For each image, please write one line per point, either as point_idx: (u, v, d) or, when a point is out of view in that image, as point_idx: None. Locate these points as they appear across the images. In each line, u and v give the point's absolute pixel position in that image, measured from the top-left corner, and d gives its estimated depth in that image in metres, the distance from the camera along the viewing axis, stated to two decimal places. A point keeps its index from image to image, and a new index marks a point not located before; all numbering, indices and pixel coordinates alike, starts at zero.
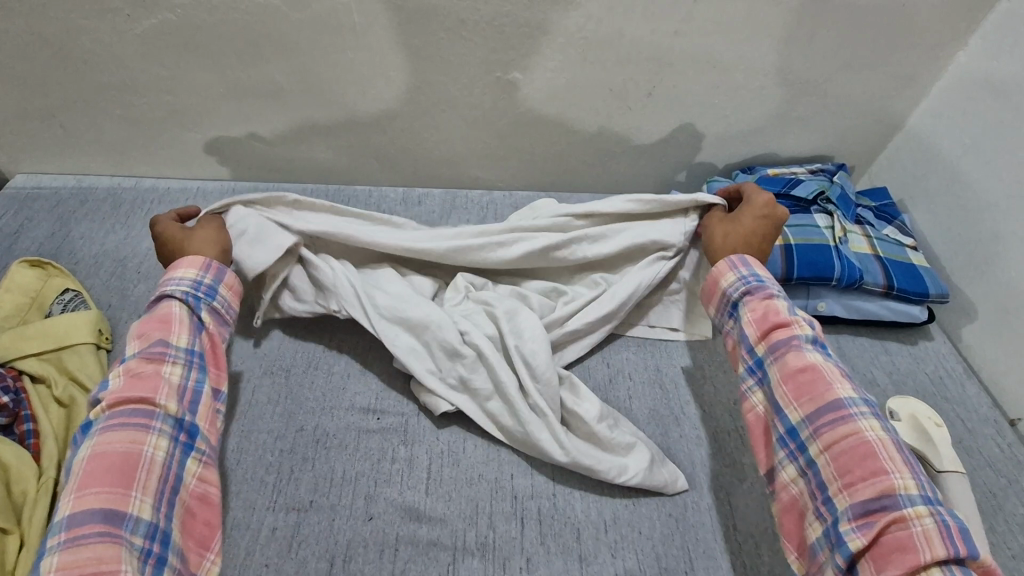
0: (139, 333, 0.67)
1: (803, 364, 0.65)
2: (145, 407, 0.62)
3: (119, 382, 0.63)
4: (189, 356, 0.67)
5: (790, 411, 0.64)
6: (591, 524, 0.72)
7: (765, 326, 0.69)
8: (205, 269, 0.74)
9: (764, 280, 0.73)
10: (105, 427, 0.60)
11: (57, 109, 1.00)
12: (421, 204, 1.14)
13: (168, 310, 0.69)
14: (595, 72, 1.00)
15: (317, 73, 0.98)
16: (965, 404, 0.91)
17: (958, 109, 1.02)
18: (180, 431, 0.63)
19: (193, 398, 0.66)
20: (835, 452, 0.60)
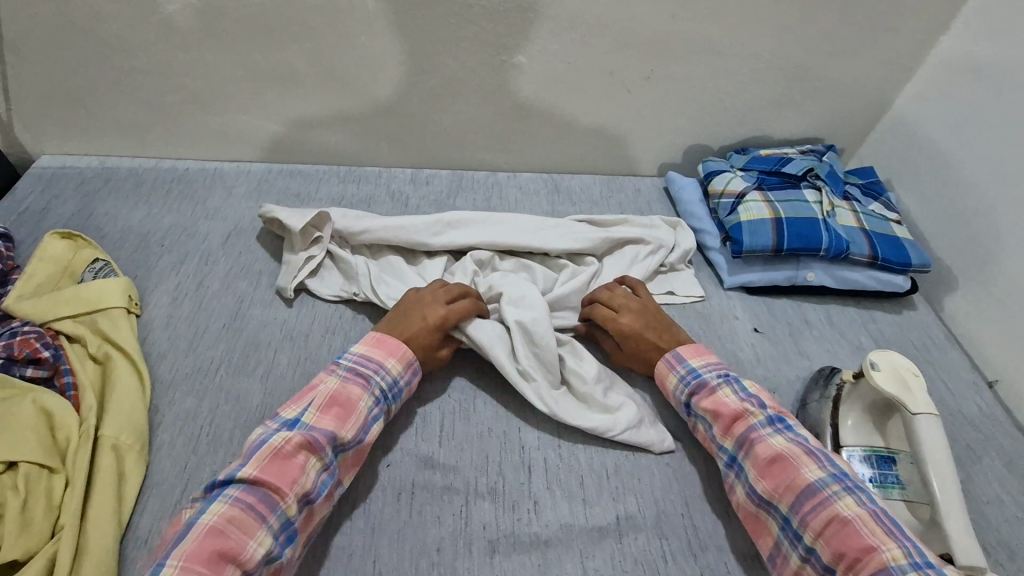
0: (318, 409, 0.68)
1: (770, 454, 0.69)
2: (275, 497, 0.61)
3: (269, 452, 0.63)
4: (335, 456, 0.68)
5: (776, 503, 0.67)
6: (594, 473, 0.77)
7: (724, 421, 0.74)
8: (408, 369, 0.77)
9: (702, 374, 0.79)
10: (234, 500, 0.60)
11: (83, 92, 1.05)
12: (428, 184, 1.19)
13: (354, 399, 0.71)
14: (596, 56, 1.05)
15: (332, 56, 1.03)
16: (947, 367, 0.96)
17: (941, 91, 1.07)
18: (286, 531, 0.62)
19: (316, 497, 0.65)
20: (826, 537, 0.62)
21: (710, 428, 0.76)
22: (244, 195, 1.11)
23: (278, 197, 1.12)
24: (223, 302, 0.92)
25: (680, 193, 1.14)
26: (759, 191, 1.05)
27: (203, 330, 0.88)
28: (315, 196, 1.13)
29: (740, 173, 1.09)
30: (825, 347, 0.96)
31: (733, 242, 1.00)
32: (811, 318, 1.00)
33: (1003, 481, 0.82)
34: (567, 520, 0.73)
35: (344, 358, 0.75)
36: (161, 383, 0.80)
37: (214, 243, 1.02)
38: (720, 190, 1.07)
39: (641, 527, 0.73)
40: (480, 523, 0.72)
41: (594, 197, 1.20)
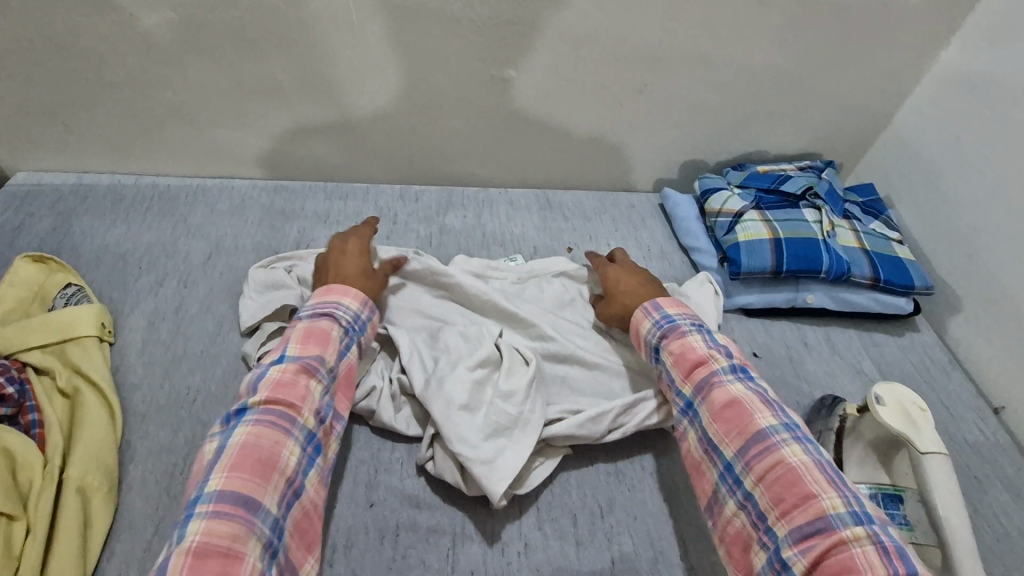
0: (300, 341, 0.69)
1: (727, 399, 0.68)
2: (291, 413, 0.64)
3: (273, 380, 0.65)
4: (330, 378, 0.69)
5: (723, 447, 0.66)
6: (587, 510, 0.74)
7: (687, 366, 0.73)
8: (364, 305, 0.78)
9: (676, 320, 0.78)
10: (257, 419, 0.62)
11: (59, 107, 1.01)
12: (418, 200, 1.16)
13: (327, 329, 0.72)
14: (590, 70, 1.02)
15: (316, 70, 0.99)
16: (950, 392, 0.94)
17: (941, 106, 1.05)
18: (311, 443, 0.65)
19: (325, 416, 0.67)
20: (768, 483, 0.61)
21: (669, 371, 0.75)
22: (227, 213, 1.07)
23: (262, 215, 1.08)
24: (202, 326, 0.88)
25: (676, 210, 1.12)
26: (756, 210, 1.02)
27: (181, 358, 0.84)
28: (300, 212, 1.10)
29: (737, 191, 1.06)
30: (826, 372, 0.93)
31: (731, 263, 0.97)
32: (811, 341, 0.97)
33: (1009, 513, 0.80)
34: (559, 562, 0.69)
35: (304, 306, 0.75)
36: (135, 416, 0.77)
37: (194, 263, 0.98)
38: (717, 209, 1.03)
39: (637, 569, 0.70)
40: (467, 567, 0.68)
41: (587, 213, 1.17)
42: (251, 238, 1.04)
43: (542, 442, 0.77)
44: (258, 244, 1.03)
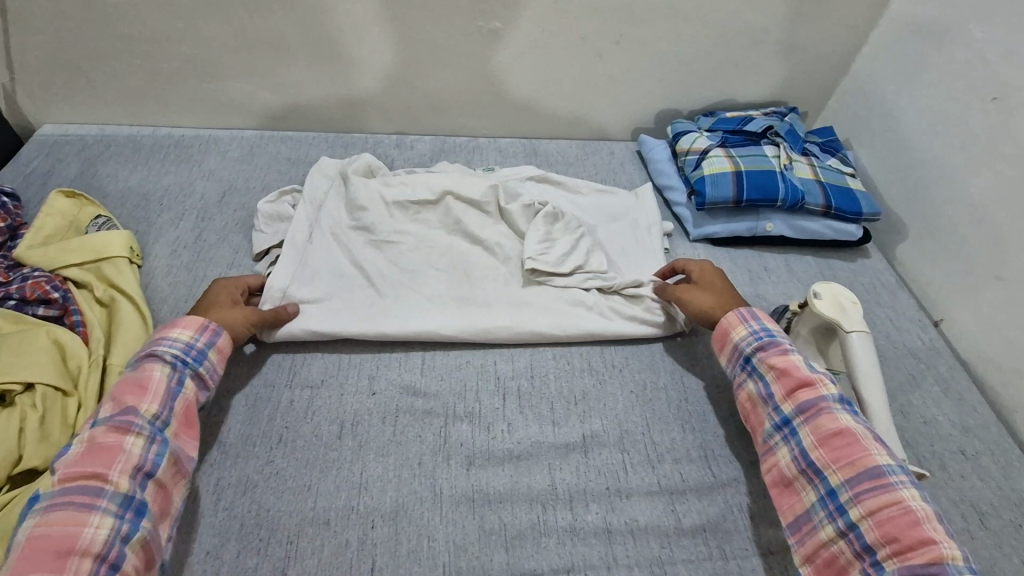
0: (112, 399, 0.67)
1: (835, 427, 0.69)
2: (97, 483, 0.61)
3: (77, 454, 0.63)
4: (155, 428, 0.67)
5: (827, 474, 0.68)
6: (563, 399, 0.84)
7: (791, 383, 0.74)
8: (201, 331, 0.75)
9: (775, 335, 0.79)
10: (49, 505, 0.59)
11: (82, 61, 1.10)
12: (413, 148, 1.25)
13: (148, 374, 0.69)
14: (569, 21, 1.11)
15: (316, 24, 1.08)
16: (895, 307, 1.03)
17: (893, 52, 1.13)
18: (131, 507, 0.62)
19: (153, 468, 0.65)
20: (878, 518, 0.63)
21: (768, 386, 0.76)
22: (237, 158, 1.17)
23: (269, 160, 1.18)
24: (219, 253, 0.98)
25: (651, 153, 1.21)
26: (722, 148, 1.11)
27: (202, 278, 0.94)
28: (304, 158, 1.19)
29: (706, 132, 1.16)
30: (782, 290, 1.03)
31: (697, 195, 1.06)
32: (771, 265, 1.07)
33: (939, 403, 0.90)
34: (537, 437, 0.80)
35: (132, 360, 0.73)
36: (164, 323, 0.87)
37: (210, 202, 1.08)
38: (686, 148, 1.13)
39: (606, 443, 0.80)
40: (458, 441, 0.78)
41: (570, 159, 1.27)
42: (260, 180, 1.13)
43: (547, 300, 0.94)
44: (267, 185, 1.13)
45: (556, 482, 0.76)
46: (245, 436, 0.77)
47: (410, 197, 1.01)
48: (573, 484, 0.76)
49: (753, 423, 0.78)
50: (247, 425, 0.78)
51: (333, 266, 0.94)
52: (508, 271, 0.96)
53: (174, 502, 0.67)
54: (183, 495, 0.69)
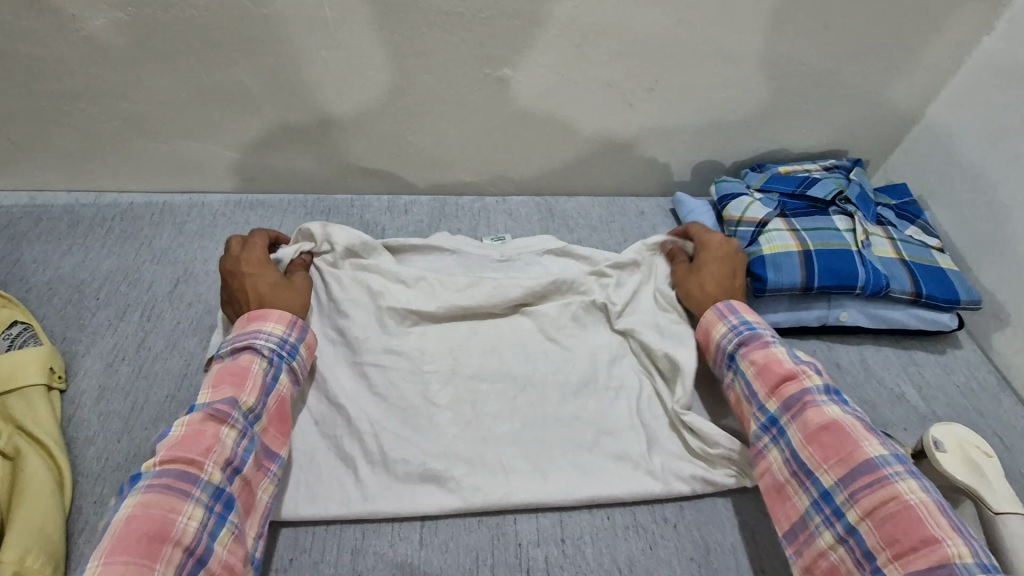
0: (212, 387, 0.64)
1: (823, 420, 0.64)
2: (192, 471, 0.57)
3: (175, 437, 0.59)
4: (248, 422, 0.64)
5: (819, 474, 0.62)
6: (603, 574, 0.66)
7: (774, 379, 0.69)
8: (291, 327, 0.73)
9: (756, 328, 0.75)
10: (149, 485, 0.55)
11: (3, 122, 0.91)
12: (407, 212, 1.06)
13: (247, 365, 0.67)
14: (593, 67, 0.91)
15: (288, 74, 0.89)
16: (999, 418, 0.85)
17: (983, 99, 0.94)
18: (221, 500, 0.58)
19: (242, 463, 0.61)
20: (878, 518, 0.57)
21: (750, 384, 0.72)
22: (197, 233, 0.98)
23: (235, 234, 0.99)
24: (166, 366, 0.79)
25: (691, 217, 1.02)
26: (782, 218, 0.92)
27: (142, 404, 0.75)
28: (277, 230, 1.00)
29: (759, 196, 0.96)
30: (861, 398, 0.84)
31: (755, 279, 0.87)
32: (844, 363, 0.88)
33: None
34: None
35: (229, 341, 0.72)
36: (87, 477, 0.68)
37: (159, 293, 0.88)
38: (737, 217, 0.94)
39: None
40: None
41: (592, 223, 1.08)
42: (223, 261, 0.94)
43: (575, 441, 0.75)
44: None
45: None
46: None
47: (408, 305, 0.84)
48: None
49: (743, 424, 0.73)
50: None
51: (311, 411, 0.75)
52: (525, 400, 0.78)
53: (261, 496, 0.64)
54: (271, 492, 0.65)
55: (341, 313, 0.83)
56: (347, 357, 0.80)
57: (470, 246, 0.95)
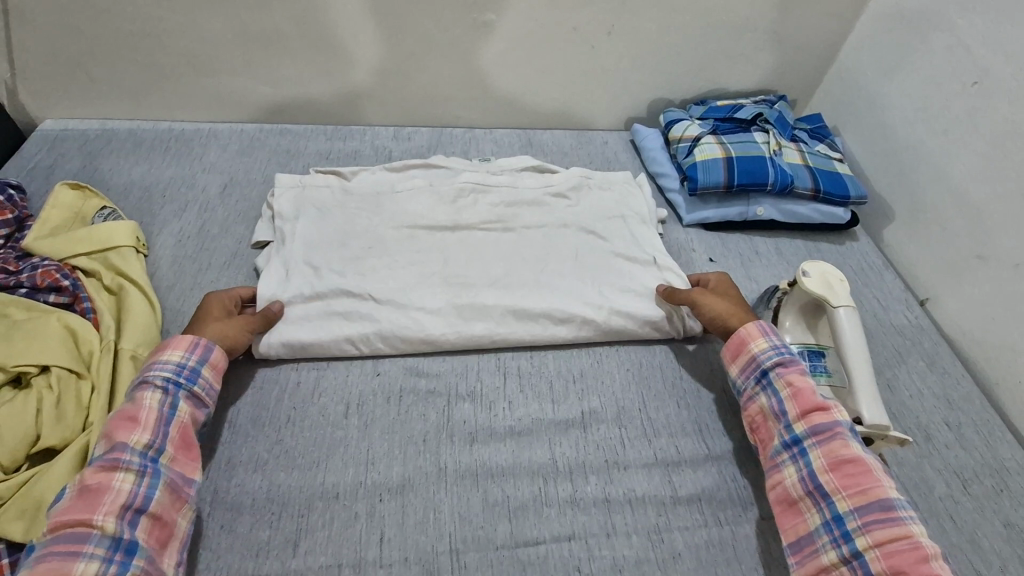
0: (105, 437, 0.65)
1: (847, 454, 0.69)
2: (82, 529, 0.59)
3: (70, 498, 0.61)
4: (147, 459, 0.65)
5: (835, 499, 0.67)
6: (562, 377, 0.87)
7: (805, 405, 0.73)
8: (192, 349, 0.74)
9: (793, 354, 0.79)
10: (38, 555, 0.57)
11: (83, 57, 1.12)
12: (410, 140, 1.27)
13: (139, 405, 0.68)
14: (561, 13, 1.13)
15: (313, 17, 1.10)
16: (882, 287, 1.07)
17: (877, 40, 1.16)
18: (120, 548, 0.59)
19: (144, 504, 0.62)
20: (886, 550, 0.63)
21: (782, 402, 0.75)
22: (238, 152, 1.19)
23: (269, 153, 1.20)
24: (222, 243, 1.00)
25: (644, 142, 1.24)
26: (713, 135, 1.14)
27: (207, 267, 0.96)
28: (304, 151, 1.21)
29: (697, 121, 1.19)
30: (772, 273, 1.06)
31: (689, 180, 1.09)
32: (761, 249, 1.10)
33: (924, 378, 0.93)
34: (537, 414, 0.83)
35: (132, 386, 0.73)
36: (171, 311, 0.90)
37: (212, 194, 1.09)
38: (678, 136, 1.16)
39: (603, 419, 0.83)
40: (461, 419, 0.81)
41: (564, 149, 1.29)
42: (261, 172, 1.15)
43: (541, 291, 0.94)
44: (268, 177, 1.15)
45: (556, 455, 0.79)
46: (254, 417, 0.79)
47: (409, 220, 1.00)
48: (572, 458, 0.79)
49: (762, 438, 0.77)
50: (255, 407, 0.80)
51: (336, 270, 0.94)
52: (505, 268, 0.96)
53: (179, 532, 0.65)
54: (190, 516, 0.67)
55: (354, 206, 1.02)
56: (361, 229, 0.98)
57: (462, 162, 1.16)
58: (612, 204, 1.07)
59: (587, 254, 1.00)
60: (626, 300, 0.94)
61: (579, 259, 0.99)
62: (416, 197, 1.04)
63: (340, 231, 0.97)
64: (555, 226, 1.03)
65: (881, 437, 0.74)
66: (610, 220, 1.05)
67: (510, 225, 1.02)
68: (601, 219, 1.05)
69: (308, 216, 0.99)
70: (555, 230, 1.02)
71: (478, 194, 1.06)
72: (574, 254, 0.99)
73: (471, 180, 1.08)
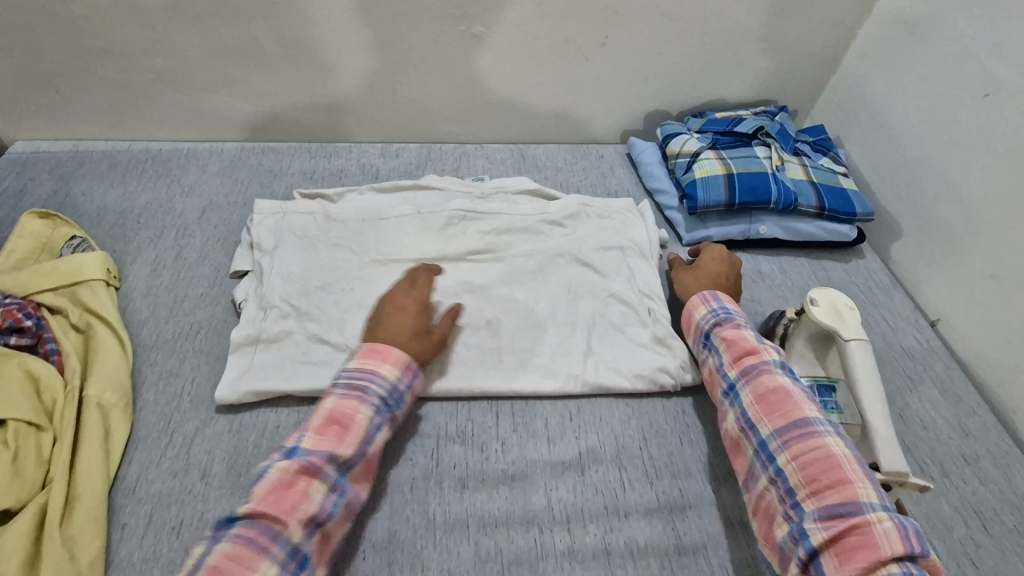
0: (314, 435, 0.67)
1: (771, 386, 0.73)
2: (277, 526, 0.60)
3: (269, 487, 0.63)
4: (338, 474, 0.66)
5: (760, 428, 0.71)
6: (557, 415, 0.82)
7: (737, 351, 0.78)
8: (405, 372, 0.75)
9: (733, 313, 0.83)
10: (232, 538, 0.59)
11: (53, 75, 1.06)
12: (398, 156, 1.22)
13: (350, 414, 0.69)
14: (553, 24, 1.08)
15: (294, 32, 1.05)
16: (891, 308, 1.02)
17: (882, 48, 1.12)
18: (295, 559, 0.60)
19: (326, 519, 0.63)
20: (801, 461, 0.66)
21: (720, 356, 0.80)
22: (218, 172, 1.13)
23: (250, 173, 1.14)
24: (199, 272, 0.95)
25: (641, 157, 1.19)
26: (713, 150, 1.10)
27: (182, 299, 0.91)
28: (286, 170, 1.16)
29: (696, 135, 1.14)
30: (777, 294, 1.01)
31: (689, 198, 1.04)
32: (765, 268, 1.05)
33: (938, 406, 0.89)
34: (532, 456, 0.78)
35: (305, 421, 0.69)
36: (143, 348, 0.85)
37: (189, 218, 1.04)
38: (677, 151, 1.11)
39: (602, 460, 0.78)
40: (451, 463, 0.76)
41: (559, 164, 1.24)
42: (242, 194, 1.10)
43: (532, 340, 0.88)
44: (249, 199, 1.09)
45: (552, 502, 0.74)
46: (230, 465, 0.74)
47: (392, 255, 0.96)
48: (570, 504, 0.74)
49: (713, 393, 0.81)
50: (232, 454, 0.75)
51: (319, 302, 0.89)
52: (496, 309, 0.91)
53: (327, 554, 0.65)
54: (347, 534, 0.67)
55: (334, 235, 0.98)
56: (342, 264, 0.94)
57: (453, 181, 1.11)
58: (608, 234, 1.02)
59: (582, 292, 0.95)
60: (618, 348, 0.89)
61: (572, 294, 0.94)
62: (403, 226, 1.00)
63: (321, 268, 0.93)
64: (547, 256, 0.98)
65: (899, 485, 0.69)
66: (606, 255, 0.99)
67: (501, 255, 0.98)
68: (598, 251, 1.00)
69: (288, 248, 0.95)
70: (548, 262, 0.98)
71: (468, 222, 1.01)
72: (567, 287, 0.95)
73: (462, 208, 1.03)
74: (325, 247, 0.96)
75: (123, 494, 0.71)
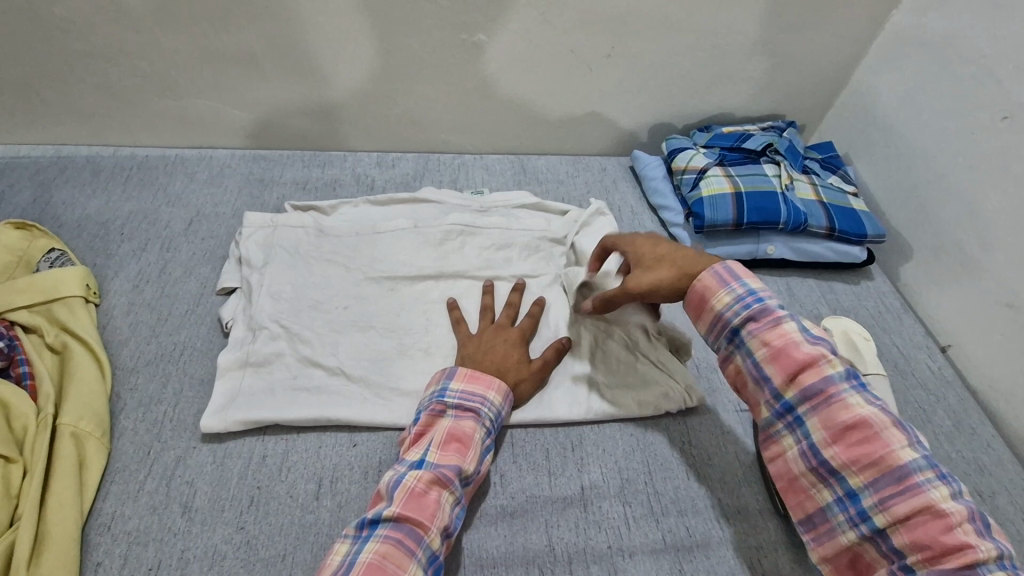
0: (440, 448, 0.68)
1: (849, 418, 0.59)
2: (420, 530, 0.61)
3: (406, 491, 0.63)
4: (462, 487, 0.67)
5: (845, 475, 0.59)
6: (559, 445, 0.79)
7: (790, 367, 0.62)
8: (506, 400, 0.75)
9: (764, 301, 0.66)
10: (384, 536, 0.60)
11: (33, 78, 1.02)
12: (395, 166, 1.18)
13: (470, 432, 0.70)
14: (557, 36, 1.05)
15: (289, 37, 1.00)
16: (901, 333, 0.99)
17: (894, 65, 1.09)
18: (433, 564, 0.61)
19: (454, 529, 0.65)
20: (906, 521, 0.55)
21: (762, 366, 0.65)
22: (206, 181, 1.09)
23: (241, 182, 1.10)
24: (185, 288, 0.91)
25: (645, 171, 1.16)
26: (720, 166, 1.07)
27: (166, 317, 0.87)
28: (278, 179, 1.12)
29: (703, 150, 1.11)
30: None
31: (695, 217, 1.01)
32: (773, 290, 1.02)
33: (952, 439, 0.86)
34: (533, 491, 0.74)
35: (425, 462, 0.67)
36: (123, 371, 0.80)
37: (175, 230, 1.00)
38: (683, 166, 1.08)
39: (606, 495, 0.75)
40: None
41: (561, 176, 1.20)
42: (232, 205, 1.06)
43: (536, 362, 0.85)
44: (239, 210, 1.05)
45: (553, 541, 0.70)
46: (213, 499, 0.70)
47: (387, 272, 0.91)
48: (572, 544, 0.70)
49: (753, 403, 0.68)
50: (214, 487, 0.71)
51: (310, 324, 0.85)
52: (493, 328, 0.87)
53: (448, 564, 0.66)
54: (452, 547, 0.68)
55: (326, 250, 0.94)
56: (336, 281, 0.90)
57: (451, 194, 1.07)
58: None
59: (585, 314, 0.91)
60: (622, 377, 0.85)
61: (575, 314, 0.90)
62: (399, 241, 0.96)
63: (313, 285, 0.89)
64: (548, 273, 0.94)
65: None
66: None
67: (499, 273, 0.93)
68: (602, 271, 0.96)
69: (279, 264, 0.90)
70: (547, 282, 0.93)
71: (467, 236, 0.97)
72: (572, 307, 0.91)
73: (460, 222, 0.98)
74: (319, 262, 0.92)
75: (96, 531, 0.67)
